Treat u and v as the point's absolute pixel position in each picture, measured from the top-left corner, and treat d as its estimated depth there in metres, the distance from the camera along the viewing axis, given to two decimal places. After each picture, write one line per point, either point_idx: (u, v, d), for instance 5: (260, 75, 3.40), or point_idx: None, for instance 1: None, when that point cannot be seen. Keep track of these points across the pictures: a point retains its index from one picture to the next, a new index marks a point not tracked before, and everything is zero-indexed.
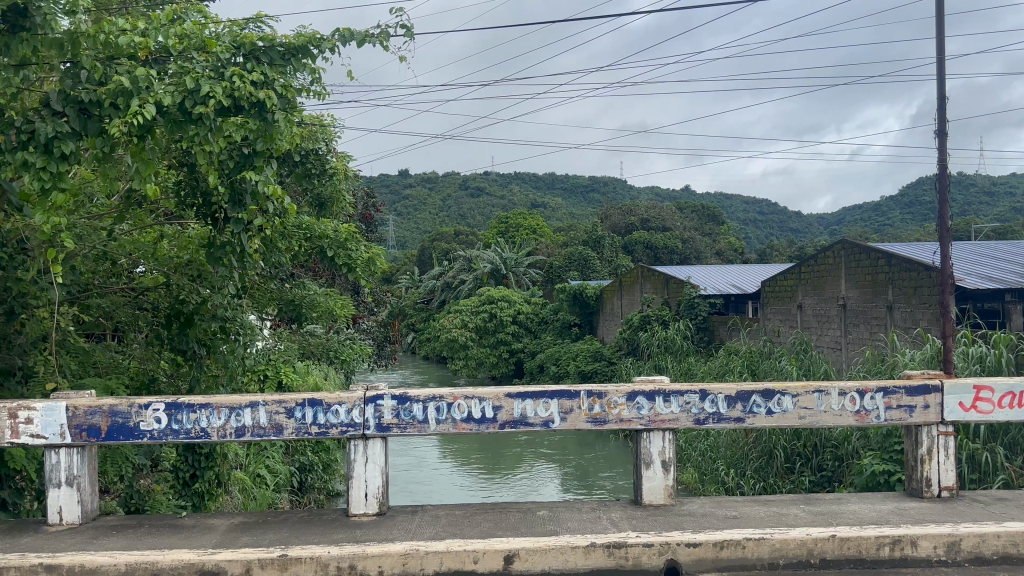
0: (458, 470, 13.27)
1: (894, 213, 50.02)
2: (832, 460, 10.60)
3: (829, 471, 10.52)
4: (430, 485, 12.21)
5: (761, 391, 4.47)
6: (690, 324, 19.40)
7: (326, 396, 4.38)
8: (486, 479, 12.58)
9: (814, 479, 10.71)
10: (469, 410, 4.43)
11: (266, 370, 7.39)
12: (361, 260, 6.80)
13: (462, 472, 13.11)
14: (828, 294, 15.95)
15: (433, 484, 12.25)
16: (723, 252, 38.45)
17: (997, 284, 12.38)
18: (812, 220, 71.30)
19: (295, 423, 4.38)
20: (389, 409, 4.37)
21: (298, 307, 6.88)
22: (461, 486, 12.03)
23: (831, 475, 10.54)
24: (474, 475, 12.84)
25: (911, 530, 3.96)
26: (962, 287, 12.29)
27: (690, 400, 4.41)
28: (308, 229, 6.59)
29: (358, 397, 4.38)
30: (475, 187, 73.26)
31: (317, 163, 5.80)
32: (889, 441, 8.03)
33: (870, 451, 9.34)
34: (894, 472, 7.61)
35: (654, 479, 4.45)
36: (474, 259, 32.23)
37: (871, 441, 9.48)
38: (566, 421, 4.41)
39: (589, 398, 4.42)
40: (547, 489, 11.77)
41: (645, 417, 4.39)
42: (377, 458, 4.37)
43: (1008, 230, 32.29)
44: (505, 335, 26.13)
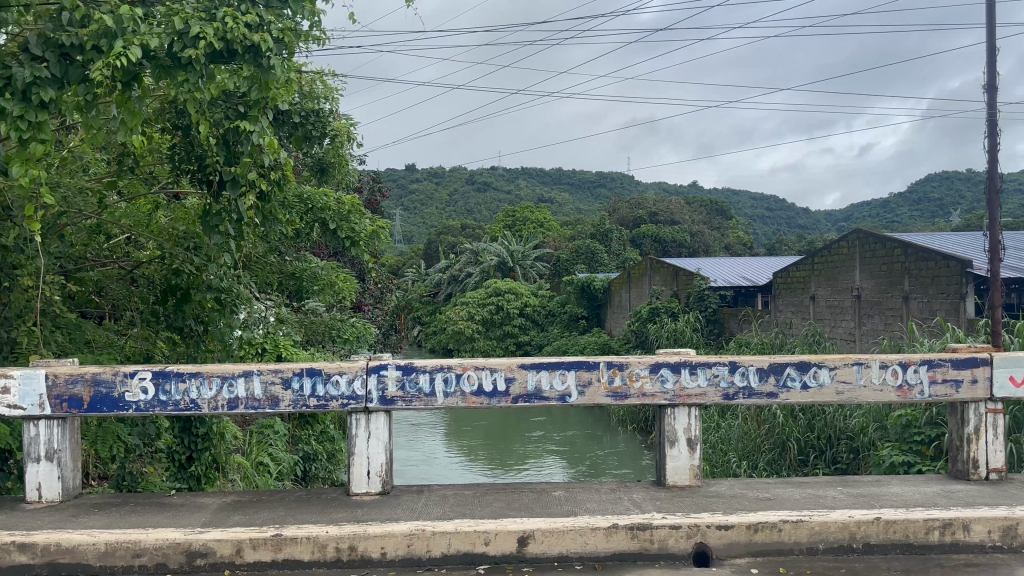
0: (469, 466, 12.84)
1: (903, 208, 49.50)
2: (847, 452, 10.25)
3: (844, 463, 10.18)
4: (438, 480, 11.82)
5: (796, 363, 4.12)
6: (700, 317, 18.97)
7: (325, 365, 4.06)
8: (501, 475, 12.16)
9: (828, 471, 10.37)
10: (478, 382, 4.09)
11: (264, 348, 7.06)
12: (365, 234, 6.47)
13: (474, 468, 12.69)
14: (841, 284, 15.56)
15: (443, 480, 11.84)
16: (731, 245, 38.08)
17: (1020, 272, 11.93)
18: (819, 216, 70.95)
19: (292, 395, 4.05)
20: (394, 380, 4.04)
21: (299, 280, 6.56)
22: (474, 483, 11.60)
23: (846, 468, 10.19)
24: (486, 472, 12.42)
25: (963, 513, 3.62)
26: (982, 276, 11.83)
27: (719, 373, 4.07)
28: (310, 200, 6.28)
29: (360, 367, 4.06)
30: (482, 181, 72.85)
31: (319, 124, 5.47)
32: (909, 431, 7.71)
33: (888, 442, 8.98)
34: (915, 462, 7.30)
35: (679, 459, 4.11)
36: (481, 252, 31.89)
37: (890, 432, 9.10)
38: (584, 395, 4.09)
39: (609, 369, 4.09)
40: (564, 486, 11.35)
41: (670, 391, 4.06)
42: (380, 433, 4.06)
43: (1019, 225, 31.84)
44: (512, 327, 25.81)
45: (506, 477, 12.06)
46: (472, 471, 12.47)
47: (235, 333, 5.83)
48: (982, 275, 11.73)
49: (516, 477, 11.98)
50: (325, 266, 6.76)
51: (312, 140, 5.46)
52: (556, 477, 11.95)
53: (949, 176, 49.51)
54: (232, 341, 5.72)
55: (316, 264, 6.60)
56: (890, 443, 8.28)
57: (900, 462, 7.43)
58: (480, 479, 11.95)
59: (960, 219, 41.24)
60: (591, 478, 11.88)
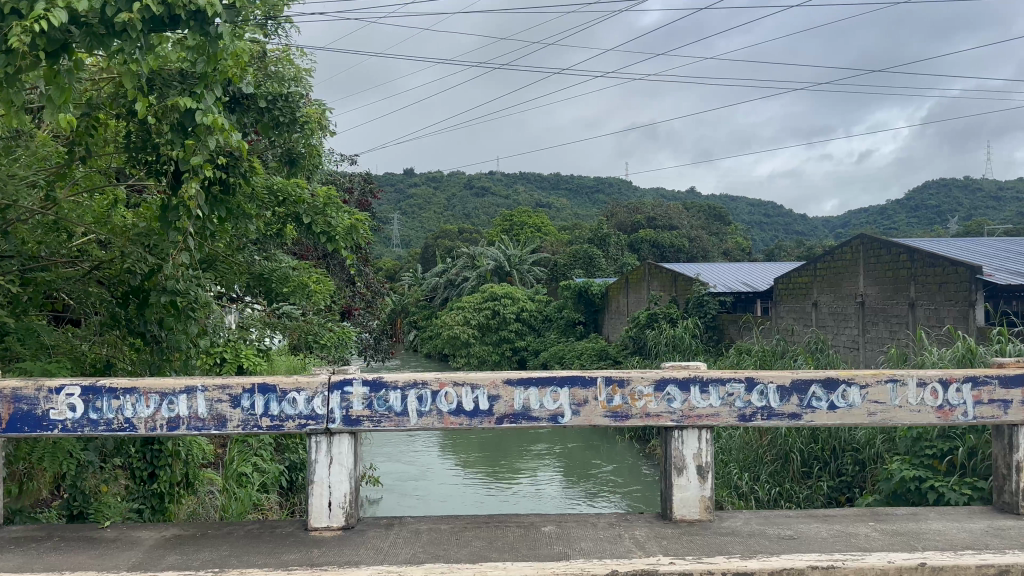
0: (469, 481, 12.15)
1: (901, 216, 49.09)
2: (853, 464, 9.67)
3: (849, 476, 9.63)
4: (435, 499, 11.12)
5: (822, 381, 3.59)
6: (699, 323, 18.39)
7: (281, 381, 3.52)
8: (502, 490, 11.52)
9: (833, 484, 9.78)
10: (458, 399, 3.54)
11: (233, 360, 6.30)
12: (342, 228, 5.90)
13: (474, 484, 11.99)
14: (845, 291, 15.03)
15: (444, 499, 11.12)
16: (730, 251, 37.64)
17: None
18: (817, 223, 70.55)
19: (242, 414, 3.51)
20: (360, 398, 3.50)
21: (270, 281, 5.94)
22: (473, 500, 10.94)
23: (850, 481, 9.65)
24: (488, 488, 11.72)
25: (1021, 559, 3.09)
26: (991, 283, 11.25)
27: (734, 391, 3.55)
28: (280, 191, 5.72)
29: (321, 383, 3.51)
30: (480, 186, 72.20)
31: (287, 109, 4.97)
32: (920, 445, 7.21)
33: (897, 455, 8.42)
34: (926, 478, 6.77)
35: (688, 489, 3.56)
36: (478, 256, 31.29)
37: (899, 446, 8.54)
38: (579, 415, 3.55)
39: (608, 387, 3.55)
40: (579, 502, 10.63)
41: (678, 412, 3.53)
42: (344, 459, 3.53)
43: (1017, 232, 31.56)
44: (508, 332, 25.20)
45: (509, 493, 11.39)
46: (476, 487, 11.76)
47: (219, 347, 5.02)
48: (993, 281, 11.20)
49: (521, 494, 11.29)
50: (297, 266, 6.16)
51: (279, 127, 4.96)
52: (561, 492, 11.29)
53: (947, 182, 49.21)
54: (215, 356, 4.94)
55: (289, 263, 6.02)
56: (898, 456, 7.72)
57: (911, 477, 6.89)
58: (484, 496, 11.24)
59: (958, 226, 40.96)
60: (598, 492, 11.24)
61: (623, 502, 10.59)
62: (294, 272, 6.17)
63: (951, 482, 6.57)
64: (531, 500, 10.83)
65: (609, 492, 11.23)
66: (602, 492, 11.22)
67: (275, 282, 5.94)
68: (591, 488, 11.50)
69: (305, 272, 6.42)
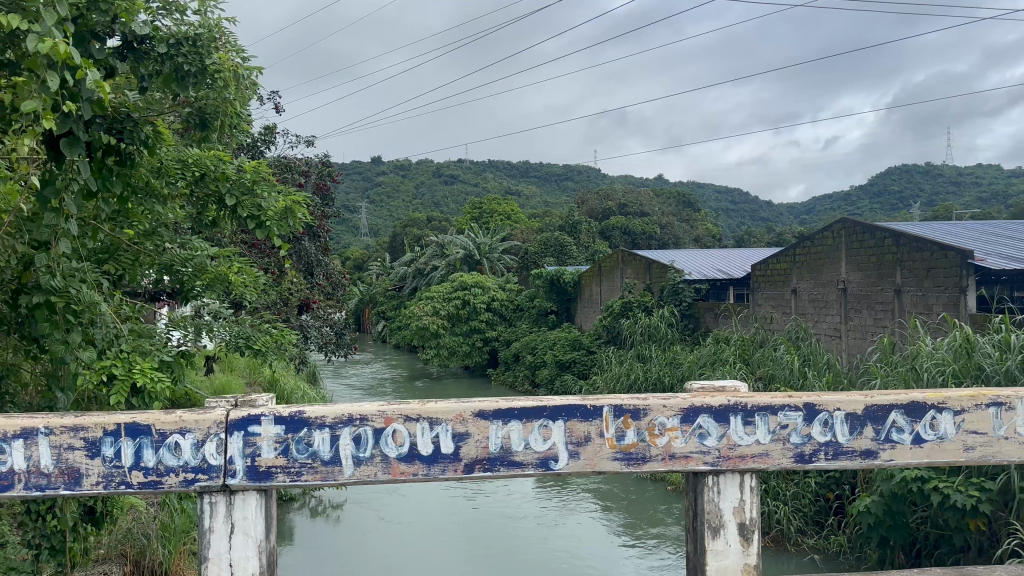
0: (440, 490, 11.08)
1: (864, 201, 48.98)
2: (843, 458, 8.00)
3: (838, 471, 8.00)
4: (400, 509, 10.04)
5: (904, 407, 2.65)
6: (674, 311, 17.49)
7: (157, 419, 2.51)
8: (476, 499, 10.48)
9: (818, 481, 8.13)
10: (411, 440, 2.52)
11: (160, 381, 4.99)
12: (273, 211, 4.80)
13: (446, 491, 10.92)
14: (826, 277, 13.95)
15: (416, 509, 10.04)
16: (701, 237, 36.97)
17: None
18: (783, 209, 70.46)
19: (103, 467, 2.50)
20: (271, 442, 2.49)
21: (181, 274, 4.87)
22: (445, 510, 9.87)
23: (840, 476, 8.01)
24: (461, 495, 10.67)
25: None
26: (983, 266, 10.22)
27: (789, 422, 2.62)
28: (195, 164, 4.69)
29: (215, 421, 2.50)
30: (449, 173, 70.52)
31: (194, 56, 3.95)
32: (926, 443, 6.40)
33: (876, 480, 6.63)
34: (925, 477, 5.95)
35: (727, 556, 2.61)
36: (447, 245, 29.99)
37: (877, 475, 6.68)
38: (578, 459, 2.56)
39: (618, 419, 2.57)
40: (570, 516, 9.47)
41: (713, 452, 2.58)
42: (250, 527, 2.52)
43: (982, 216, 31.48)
44: (478, 322, 24.03)
45: (490, 504, 10.18)
46: (455, 498, 10.60)
47: (116, 358, 3.84)
48: (985, 265, 10.24)
49: (501, 503, 10.20)
50: (218, 254, 5.07)
51: (183, 81, 3.96)
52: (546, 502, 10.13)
53: (911, 167, 49.11)
54: (108, 371, 3.75)
55: (207, 249, 4.99)
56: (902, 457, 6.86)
57: (913, 476, 6.08)
58: (459, 505, 10.20)
59: (924, 211, 40.71)
60: (580, 500, 10.19)
61: (619, 514, 9.45)
62: (212, 261, 5.09)
63: (956, 481, 5.82)
64: (513, 513, 9.65)
65: (593, 500, 10.18)
66: (585, 500, 10.20)
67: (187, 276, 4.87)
68: (578, 497, 10.37)
69: (229, 261, 5.30)
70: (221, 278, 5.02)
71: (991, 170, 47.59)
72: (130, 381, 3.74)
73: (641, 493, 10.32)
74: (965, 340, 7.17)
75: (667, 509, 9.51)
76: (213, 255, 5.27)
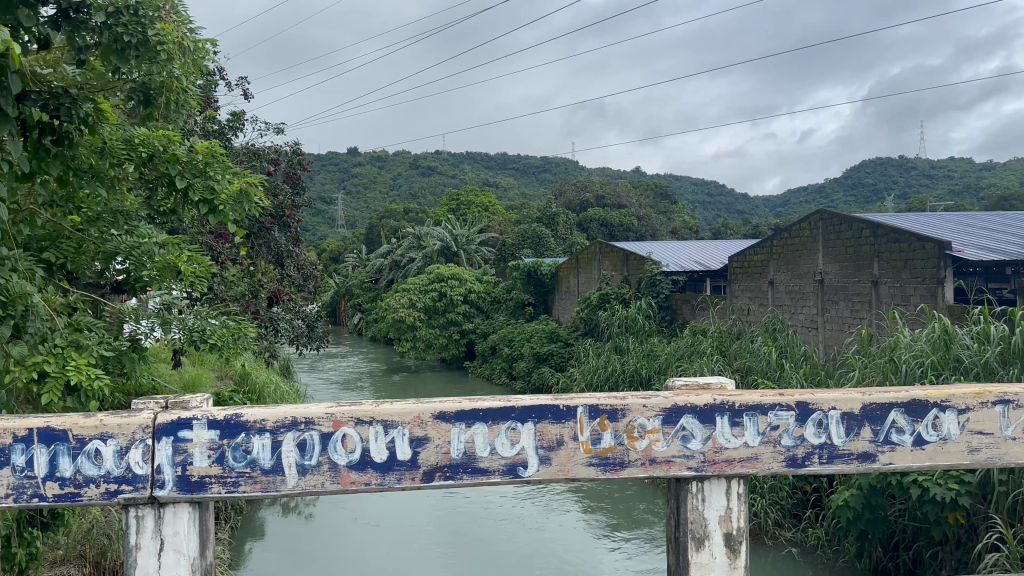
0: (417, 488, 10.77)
1: (839, 193, 49.20)
2: None
3: None
4: (372, 508, 9.72)
5: (904, 405, 2.43)
6: (652, 303, 17.32)
7: (73, 424, 2.21)
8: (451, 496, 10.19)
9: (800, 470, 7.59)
10: (363, 446, 2.25)
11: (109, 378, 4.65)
12: (227, 194, 4.50)
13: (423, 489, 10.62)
14: (803, 269, 13.80)
15: (390, 508, 9.74)
16: (678, 230, 36.89)
17: (1002, 255, 10.10)
18: (759, 202, 70.74)
19: (12, 478, 2.19)
20: (203, 449, 2.21)
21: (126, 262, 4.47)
22: (420, 509, 9.59)
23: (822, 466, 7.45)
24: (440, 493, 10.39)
25: None
26: (961, 257, 10.04)
27: (779, 423, 2.39)
28: (141, 144, 4.35)
29: (141, 426, 2.21)
30: (426, 164, 69.90)
31: (134, 26, 3.60)
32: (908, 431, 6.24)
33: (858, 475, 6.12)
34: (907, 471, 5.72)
35: (713, 570, 2.38)
36: (424, 236, 29.56)
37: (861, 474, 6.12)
38: (549, 465, 2.31)
39: (593, 420, 2.32)
40: (548, 514, 9.22)
41: (697, 456, 2.35)
42: (182, 543, 2.24)
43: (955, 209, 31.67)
44: (455, 315, 23.68)
45: (465, 502, 9.91)
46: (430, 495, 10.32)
47: (48, 354, 3.50)
48: (962, 256, 10.07)
49: (478, 500, 9.93)
50: (167, 241, 4.66)
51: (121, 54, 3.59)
52: (523, 500, 9.85)
53: (884, 160, 49.44)
54: (39, 368, 3.41)
55: (155, 235, 4.55)
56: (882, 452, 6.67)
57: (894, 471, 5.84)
58: (436, 502, 9.92)
59: (897, 204, 40.96)
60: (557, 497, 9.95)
61: (597, 513, 9.23)
62: (159, 248, 4.68)
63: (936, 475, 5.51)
64: (489, 512, 9.38)
65: (570, 497, 9.95)
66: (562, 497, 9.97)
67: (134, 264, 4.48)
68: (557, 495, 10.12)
69: (179, 249, 4.91)
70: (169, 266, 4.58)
71: (963, 163, 48.02)
72: (63, 378, 3.40)
73: (622, 490, 10.08)
74: (944, 332, 6.84)
75: (647, 507, 9.30)
76: (162, 242, 4.89)
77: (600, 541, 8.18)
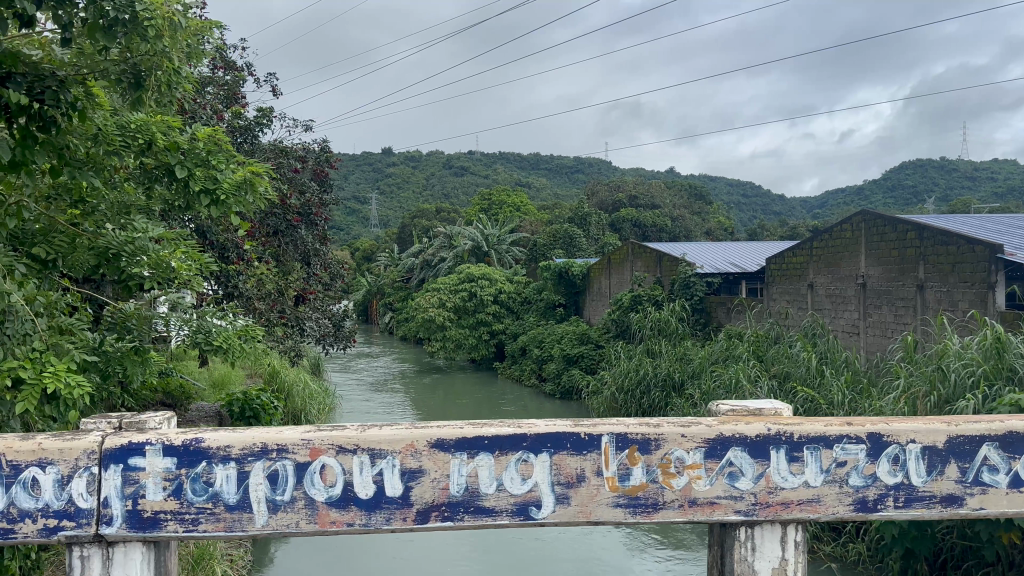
0: None
1: (878, 194, 47.88)
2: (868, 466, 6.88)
3: None
4: None
5: (998, 438, 2.01)
6: (685, 305, 16.78)
7: (6, 447, 1.86)
8: None
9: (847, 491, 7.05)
10: (345, 478, 1.89)
11: (102, 382, 4.33)
12: (229, 184, 4.18)
13: None
14: (844, 272, 13.18)
15: None
16: (712, 231, 36.17)
17: None
18: (795, 203, 69.36)
19: None
20: (158, 480, 1.87)
21: (118, 260, 4.11)
22: None
23: None
24: None
25: None
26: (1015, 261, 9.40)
27: (847, 459, 1.99)
28: (139, 131, 4.07)
29: (86, 451, 1.87)
30: (460, 165, 69.68)
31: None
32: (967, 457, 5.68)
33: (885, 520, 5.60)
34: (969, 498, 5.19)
35: None
36: (455, 236, 29.23)
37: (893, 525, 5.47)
38: (568, 506, 1.93)
39: (621, 452, 1.93)
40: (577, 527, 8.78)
41: (747, 498, 1.96)
42: None
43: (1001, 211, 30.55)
44: (485, 315, 23.30)
45: None
46: None
47: (24, 360, 3.16)
48: (1016, 260, 9.43)
49: None
50: (163, 236, 4.33)
51: (109, 29, 3.28)
52: None
53: (925, 161, 48.07)
54: (13, 374, 3.06)
55: (149, 230, 4.21)
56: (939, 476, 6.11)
57: None
58: None
59: (938, 207, 39.77)
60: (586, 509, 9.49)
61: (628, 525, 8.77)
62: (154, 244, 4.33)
63: None
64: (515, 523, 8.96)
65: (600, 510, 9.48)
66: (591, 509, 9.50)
67: (125, 260, 4.12)
68: None
69: (173, 246, 4.58)
70: (162, 265, 4.21)
71: (1009, 164, 46.45)
72: (40, 386, 3.05)
73: None
74: (997, 341, 6.17)
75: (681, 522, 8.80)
76: (156, 239, 4.57)
77: (631, 556, 7.72)
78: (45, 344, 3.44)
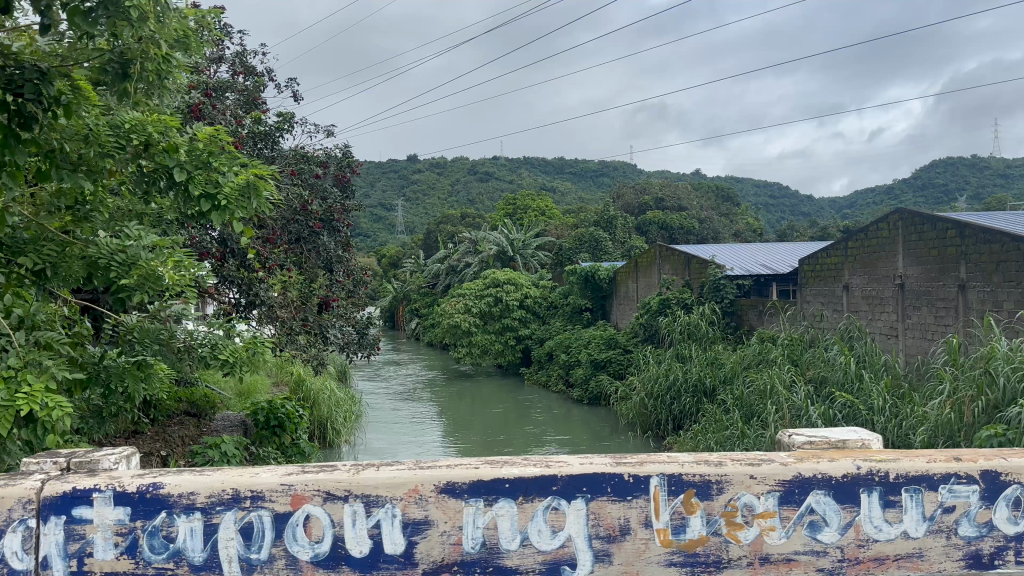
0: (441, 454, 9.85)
1: (909, 192, 46.74)
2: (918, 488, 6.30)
3: None
4: None
5: None
6: (716, 309, 16.27)
7: None
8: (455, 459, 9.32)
9: None
10: (335, 531, 1.60)
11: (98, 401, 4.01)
12: (231, 188, 3.87)
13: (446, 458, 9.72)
14: (881, 272, 12.60)
15: None
16: (741, 232, 35.45)
17: None
18: (824, 203, 68.10)
19: None
20: (107, 534, 1.58)
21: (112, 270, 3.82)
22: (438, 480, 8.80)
23: None
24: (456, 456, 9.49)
25: None
26: None
27: (958, 504, 1.66)
28: (134, 132, 3.77)
29: (18, 501, 1.58)
30: (484, 170, 69.41)
31: None
32: None
33: None
34: None
35: None
36: (480, 241, 28.88)
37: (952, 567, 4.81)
38: (612, 563, 1.62)
39: (676, 497, 1.64)
40: None
41: (835, 552, 1.65)
42: None
43: None
44: (511, 320, 22.88)
45: None
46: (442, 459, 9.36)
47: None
48: None
49: None
50: (157, 244, 4.01)
51: (85, 15, 2.97)
52: None
53: (957, 159, 46.88)
54: None
55: (144, 237, 3.90)
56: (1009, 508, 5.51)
57: None
58: None
59: (971, 205, 38.69)
60: None
61: None
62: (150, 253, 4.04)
63: None
64: None
65: None
66: None
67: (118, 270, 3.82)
68: None
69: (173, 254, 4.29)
70: (155, 277, 3.88)
71: None
72: (14, 409, 2.74)
73: None
74: None
75: None
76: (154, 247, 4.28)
77: None
78: (23, 361, 3.12)
